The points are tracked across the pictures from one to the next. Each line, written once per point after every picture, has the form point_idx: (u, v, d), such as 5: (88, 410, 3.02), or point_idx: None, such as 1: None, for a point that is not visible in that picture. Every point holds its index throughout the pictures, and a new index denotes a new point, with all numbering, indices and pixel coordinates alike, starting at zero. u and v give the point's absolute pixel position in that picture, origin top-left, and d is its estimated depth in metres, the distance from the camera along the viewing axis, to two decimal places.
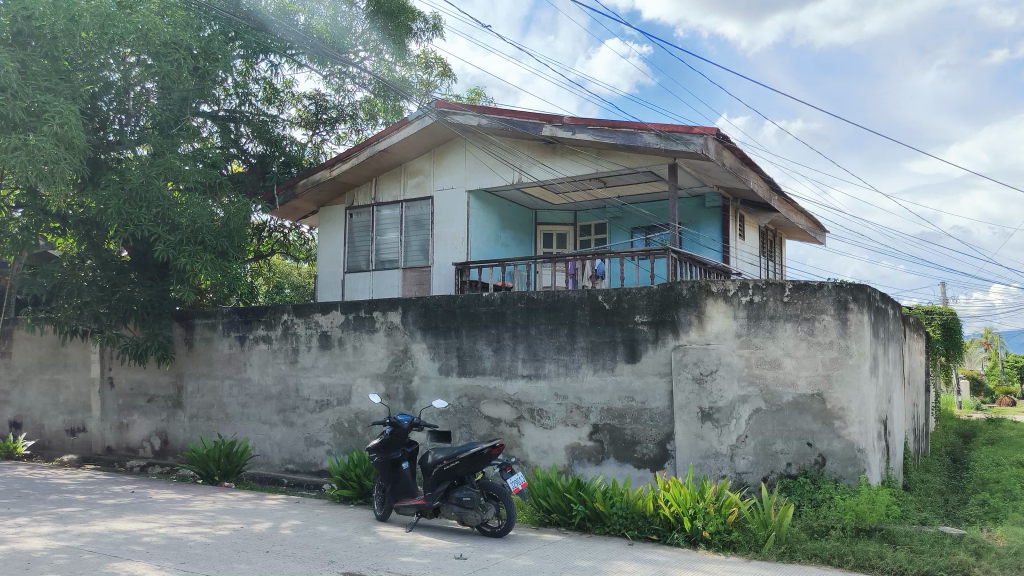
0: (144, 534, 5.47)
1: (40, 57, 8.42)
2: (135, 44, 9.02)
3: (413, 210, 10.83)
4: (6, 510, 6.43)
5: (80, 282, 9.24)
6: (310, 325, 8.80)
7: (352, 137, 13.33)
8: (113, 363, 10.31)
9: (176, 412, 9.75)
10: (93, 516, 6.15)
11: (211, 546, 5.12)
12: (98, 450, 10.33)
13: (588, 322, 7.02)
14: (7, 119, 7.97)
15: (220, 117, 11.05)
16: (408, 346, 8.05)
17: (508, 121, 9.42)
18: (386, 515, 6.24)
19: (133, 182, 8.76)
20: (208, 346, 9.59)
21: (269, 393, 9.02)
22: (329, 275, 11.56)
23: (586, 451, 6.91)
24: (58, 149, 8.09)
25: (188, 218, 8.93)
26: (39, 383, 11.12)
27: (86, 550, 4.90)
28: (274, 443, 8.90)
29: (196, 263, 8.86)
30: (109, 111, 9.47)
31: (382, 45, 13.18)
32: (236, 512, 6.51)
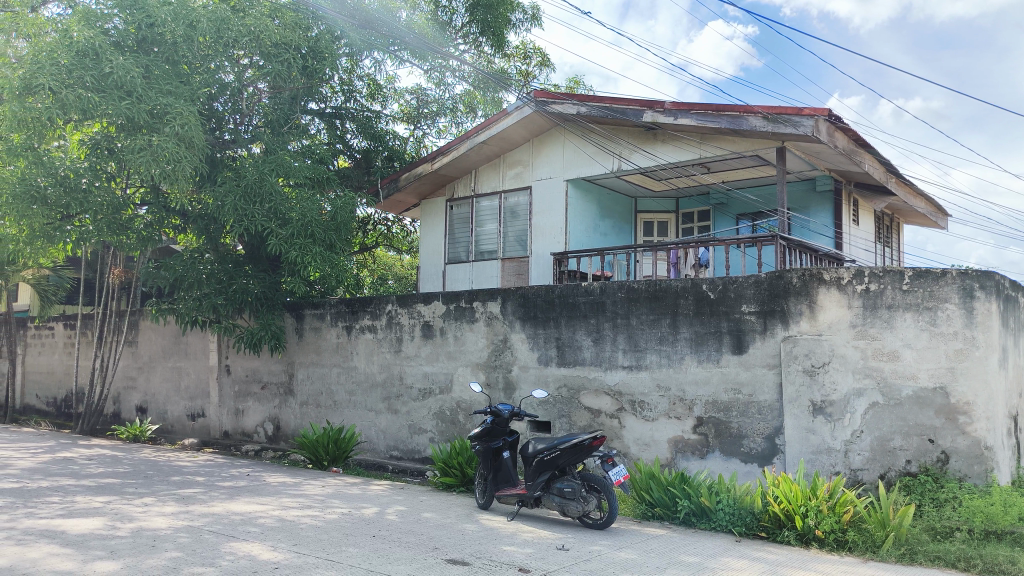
0: (259, 515, 5.72)
1: (162, 62, 9.03)
2: (248, 45, 9.47)
3: (511, 199, 10.87)
4: (136, 490, 6.87)
5: (200, 275, 9.74)
6: (413, 315, 8.97)
7: (453, 130, 13.50)
8: (230, 352, 10.85)
9: (288, 399, 10.16)
10: (212, 498, 6.49)
11: (321, 530, 5.30)
12: (217, 434, 10.91)
13: (692, 312, 6.84)
14: (133, 121, 8.63)
15: (327, 114, 11.27)
16: (508, 337, 8.08)
17: (608, 108, 9.29)
18: (488, 504, 6.30)
19: (248, 179, 9.19)
20: (317, 336, 9.94)
21: (375, 381, 9.27)
22: (430, 266, 11.76)
23: (690, 445, 6.75)
24: (179, 149, 8.58)
25: (298, 213, 9.28)
26: (163, 370, 11.84)
27: (206, 530, 5.16)
28: (380, 430, 9.15)
29: (306, 256, 9.22)
30: (224, 111, 9.93)
31: (481, 38, 13.31)
32: (344, 497, 6.73)
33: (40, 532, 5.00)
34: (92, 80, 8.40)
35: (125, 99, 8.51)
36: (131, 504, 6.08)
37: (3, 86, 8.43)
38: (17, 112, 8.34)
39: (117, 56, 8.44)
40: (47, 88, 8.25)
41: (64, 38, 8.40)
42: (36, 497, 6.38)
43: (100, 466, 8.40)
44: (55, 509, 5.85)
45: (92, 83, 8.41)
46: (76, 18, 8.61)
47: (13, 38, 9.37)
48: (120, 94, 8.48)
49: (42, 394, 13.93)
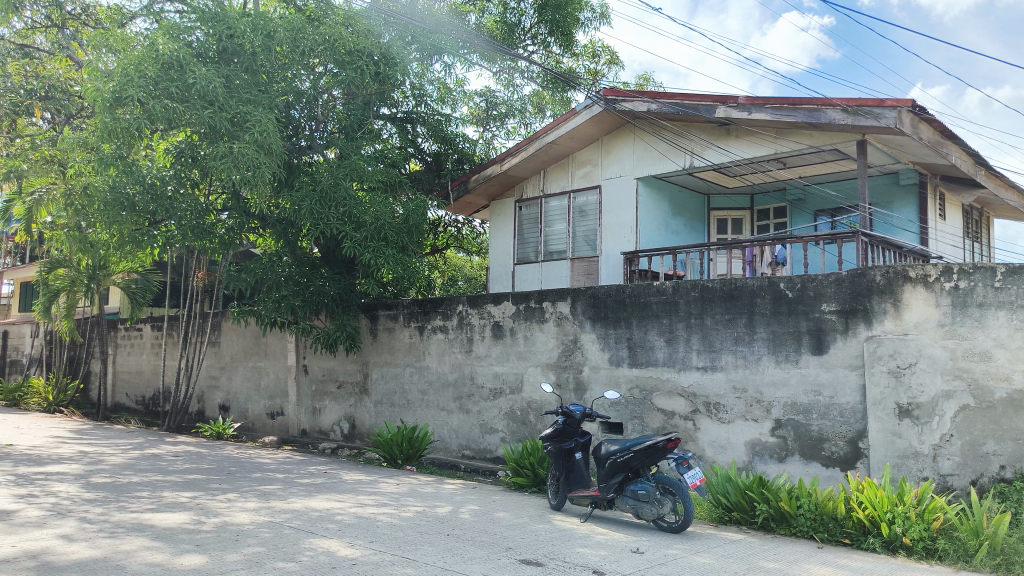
0: (336, 512, 5.85)
1: (242, 72, 9.29)
2: (323, 53, 9.72)
3: (581, 198, 10.82)
4: (220, 485, 7.12)
5: (279, 277, 9.97)
6: (484, 315, 9.02)
7: (522, 131, 13.54)
8: (307, 352, 11.14)
9: (363, 398, 10.36)
10: (292, 495, 6.66)
11: (396, 527, 5.38)
12: (295, 432, 11.21)
13: (769, 311, 6.68)
14: (215, 129, 8.93)
15: (399, 119, 11.45)
16: (578, 337, 8.04)
17: (679, 105, 9.15)
18: (561, 504, 6.28)
19: (324, 184, 9.43)
20: (391, 336, 10.11)
21: (446, 380, 9.36)
22: (500, 267, 11.81)
23: (768, 448, 6.57)
24: (259, 155, 8.85)
25: (372, 216, 9.44)
26: (245, 370, 12.24)
27: (287, 526, 5.30)
28: (452, 429, 9.23)
29: (379, 258, 9.37)
30: (301, 118, 10.19)
31: (549, 38, 13.27)
32: (418, 495, 6.82)
33: (131, 526, 5.23)
34: (176, 91, 8.77)
35: (208, 108, 8.83)
36: (215, 500, 6.30)
37: (96, 98, 8.83)
38: (108, 123, 8.71)
39: (200, 67, 8.77)
40: (136, 99, 8.62)
41: (151, 50, 8.80)
42: (127, 492, 6.68)
43: (186, 462, 8.74)
44: (146, 503, 6.12)
45: (177, 93, 8.77)
46: (162, 32, 9.04)
47: (103, 53, 9.82)
48: (203, 104, 8.80)
49: (131, 393, 14.60)
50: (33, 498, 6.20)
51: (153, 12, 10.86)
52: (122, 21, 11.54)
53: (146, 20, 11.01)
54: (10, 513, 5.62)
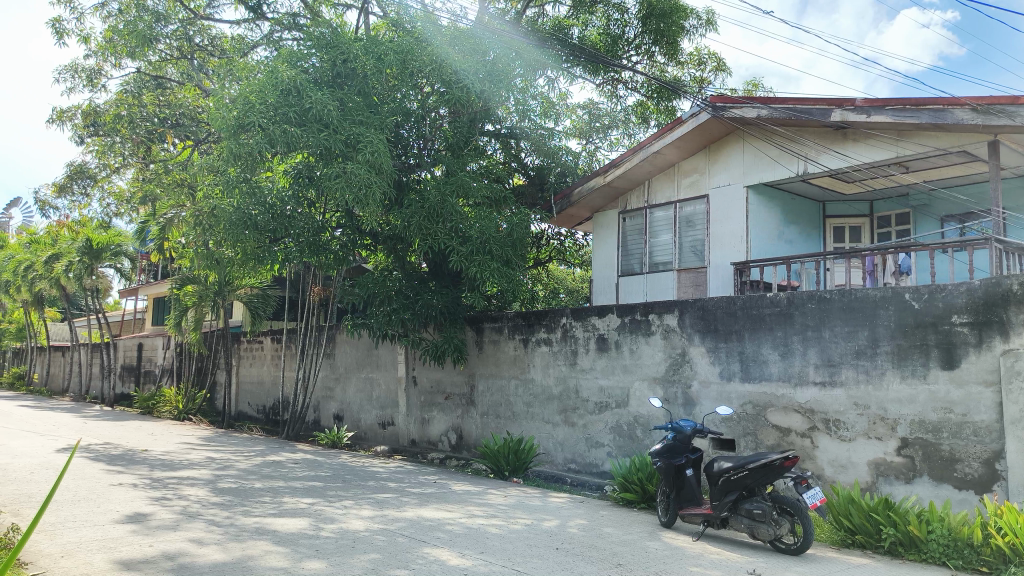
0: (447, 522, 5.94)
1: (355, 95, 9.76)
2: (430, 74, 10.03)
3: (687, 208, 10.62)
4: (336, 493, 7.37)
5: (389, 291, 10.25)
6: (588, 328, 8.99)
7: (625, 142, 13.50)
8: (416, 364, 11.42)
9: (469, 409, 10.50)
10: (405, 504, 6.82)
11: (506, 539, 5.42)
12: (405, 442, 11.48)
13: (893, 323, 6.35)
14: (329, 150, 9.33)
15: (503, 134, 11.50)
16: (687, 350, 7.88)
17: (792, 109, 8.86)
18: (672, 522, 6.15)
19: (432, 201, 9.66)
20: (496, 348, 10.22)
21: (551, 393, 9.36)
22: (605, 279, 11.75)
23: (894, 468, 6.22)
24: (370, 174, 9.16)
25: (477, 231, 9.61)
26: (357, 381, 12.65)
27: (401, 534, 5.43)
28: (557, 442, 9.20)
29: (485, 272, 9.52)
30: (410, 137, 10.45)
31: (653, 48, 13.07)
32: (526, 508, 6.84)
33: (255, 530, 5.48)
34: (294, 116, 9.25)
35: (323, 130, 9.27)
36: (332, 507, 6.53)
37: (222, 125, 9.42)
38: (233, 148, 9.30)
39: (315, 92, 9.26)
40: (258, 125, 9.16)
41: (271, 77, 9.32)
42: (251, 496, 7.02)
43: (305, 470, 9.11)
44: (268, 508, 6.41)
45: (296, 117, 9.25)
46: (281, 60, 9.58)
47: (227, 82, 10.45)
48: (318, 127, 9.25)
49: (253, 402, 15.35)
50: (167, 501, 6.61)
51: (273, 40, 11.49)
52: (245, 50, 12.27)
53: (266, 48, 11.67)
54: (147, 514, 6.02)
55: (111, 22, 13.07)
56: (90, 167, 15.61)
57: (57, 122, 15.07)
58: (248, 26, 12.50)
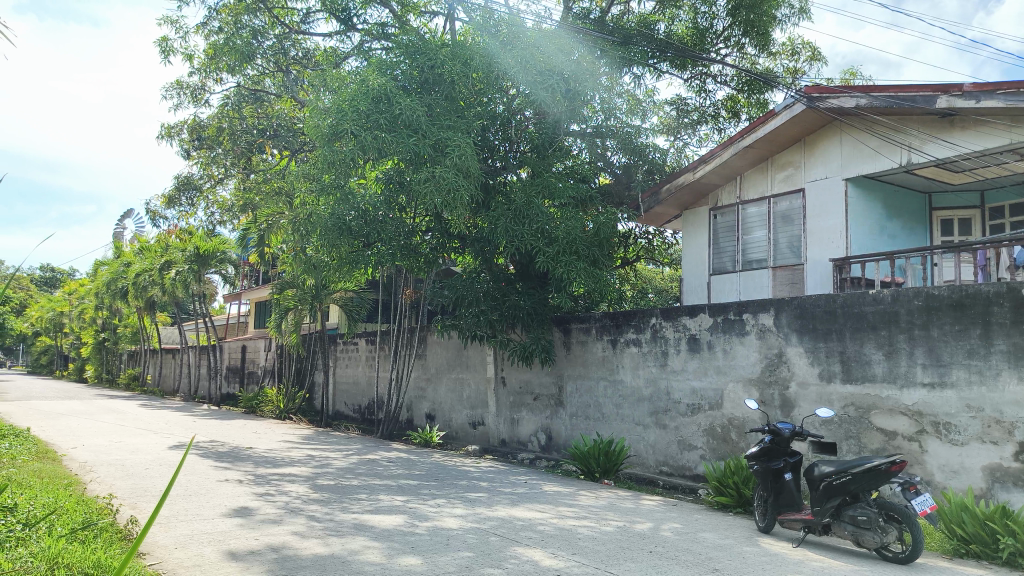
0: (540, 523, 5.95)
1: (443, 100, 9.91)
2: (516, 76, 10.13)
3: (782, 204, 10.30)
4: (430, 491, 7.51)
5: (477, 293, 10.41)
6: (679, 329, 8.84)
7: (715, 137, 13.25)
8: (505, 364, 11.51)
9: (559, 410, 10.49)
10: (497, 503, 6.88)
11: (598, 541, 5.38)
12: (495, 442, 11.56)
13: (1009, 320, 5.97)
14: (418, 154, 9.49)
15: (588, 134, 11.40)
16: (784, 351, 7.64)
17: (894, 98, 8.47)
18: (769, 527, 5.98)
19: (518, 203, 9.74)
20: (584, 349, 10.17)
21: (641, 395, 9.25)
22: (695, 278, 11.53)
23: (1011, 474, 5.84)
24: (457, 177, 9.27)
25: (564, 231, 9.61)
26: (448, 381, 12.85)
27: (493, 533, 5.48)
28: (649, 444, 9.07)
29: (572, 272, 9.46)
30: (496, 140, 10.54)
31: (743, 40, 12.75)
32: (619, 510, 6.78)
33: (354, 526, 5.64)
34: (385, 122, 9.49)
35: (412, 136, 9.47)
36: (427, 505, 6.65)
37: (317, 134, 9.78)
38: (327, 155, 9.65)
39: (405, 99, 9.49)
40: (351, 132, 9.45)
41: (363, 86, 9.61)
42: (349, 494, 7.22)
43: (399, 468, 9.32)
44: (366, 505, 6.59)
45: (386, 124, 9.49)
46: (372, 68, 9.87)
47: (321, 92, 10.80)
48: (408, 132, 9.45)
49: (349, 402, 15.83)
50: (270, 496, 6.89)
51: (363, 50, 11.82)
52: (338, 61, 12.70)
53: (357, 58, 12.00)
54: (252, 509, 6.28)
55: (212, 39, 13.72)
56: (195, 178, 16.42)
57: (165, 137, 15.94)
58: (339, 38, 12.88)
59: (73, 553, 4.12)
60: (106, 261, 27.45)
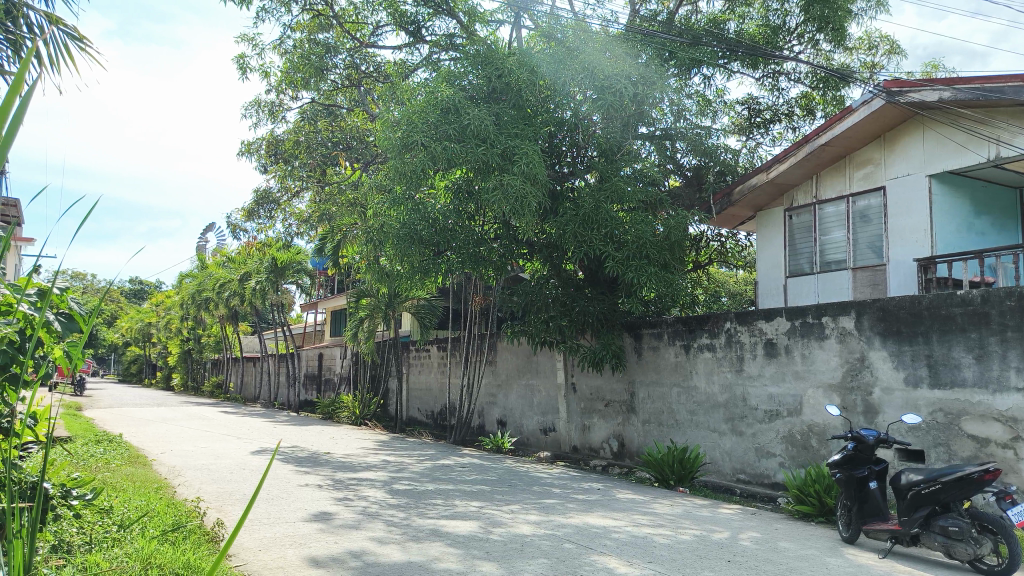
0: (614, 530, 5.91)
1: (511, 108, 10.02)
2: (583, 81, 10.10)
3: (861, 203, 9.96)
4: (504, 497, 7.54)
5: (546, 299, 10.45)
6: (755, 333, 8.65)
7: (789, 135, 12.93)
8: (575, 370, 11.48)
9: (631, 416, 10.38)
10: (570, 510, 6.86)
11: (675, 550, 5.30)
12: (567, 449, 11.51)
13: None
14: (487, 164, 9.59)
15: (658, 136, 11.20)
16: (866, 355, 7.38)
17: (979, 89, 8.17)
18: (854, 537, 5.78)
19: (587, 208, 9.72)
20: (656, 354, 10.04)
21: (716, 401, 9.07)
22: (771, 281, 11.26)
23: None
24: (526, 185, 9.29)
25: (633, 235, 9.56)
26: (519, 387, 12.88)
27: (568, 540, 5.46)
28: (725, 451, 8.87)
29: (642, 276, 9.41)
30: (564, 146, 10.55)
31: (817, 35, 12.39)
32: (695, 518, 6.66)
33: (429, 531, 5.71)
34: (454, 132, 9.61)
35: (481, 145, 9.55)
36: (501, 511, 6.68)
37: (389, 146, 9.99)
38: (399, 167, 9.87)
39: (473, 109, 9.60)
40: (421, 143, 9.62)
41: (432, 98, 9.76)
42: (424, 498, 7.32)
43: (473, 473, 9.39)
44: (440, 510, 6.66)
45: (455, 134, 9.61)
46: (441, 80, 10.04)
47: (392, 105, 11.01)
48: (476, 142, 9.54)
49: (421, 408, 16.02)
50: (348, 501, 7.04)
51: (432, 62, 12.00)
52: (407, 73, 12.91)
53: (427, 69, 12.18)
54: (332, 513, 6.43)
55: (287, 56, 14.15)
56: (273, 193, 16.89)
57: (244, 153, 16.49)
58: (408, 50, 13.10)
59: (165, 553, 4.30)
60: (191, 272, 28.57)
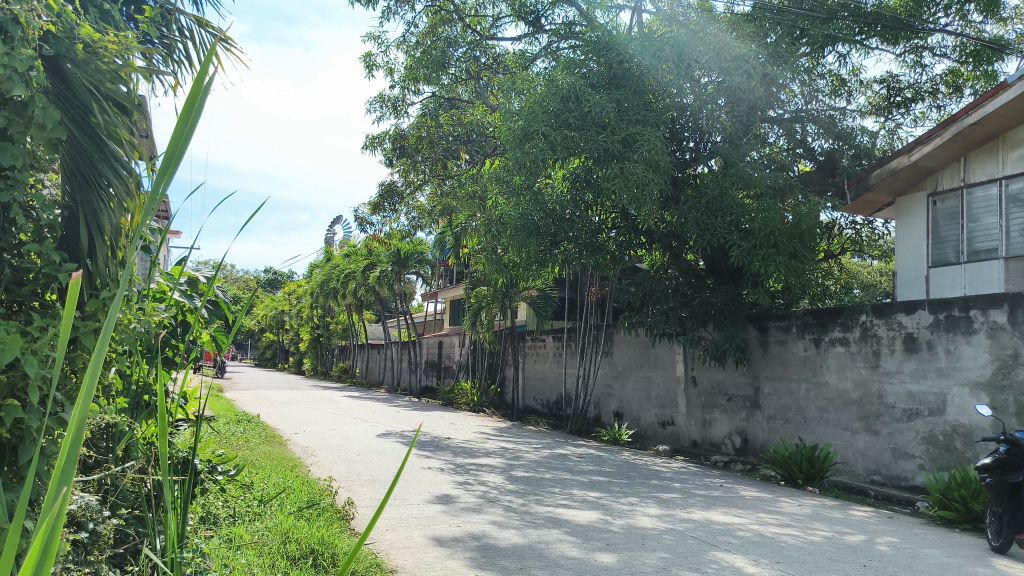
0: (739, 528, 5.72)
1: (633, 94, 9.85)
2: (709, 64, 9.74)
3: (1014, 185, 9.17)
4: (623, 489, 7.47)
5: (666, 290, 10.27)
6: (893, 327, 8.16)
7: (933, 115, 12.06)
8: (696, 363, 11.22)
9: (755, 412, 10.03)
10: (692, 505, 6.71)
11: (805, 551, 5.07)
12: (687, 443, 11.26)
13: None
14: (607, 152, 9.52)
15: (786, 120, 10.70)
16: (1020, 351, 6.81)
17: None
18: (1004, 547, 5.34)
19: (711, 195, 9.46)
20: (783, 348, 9.65)
21: (849, 398, 8.61)
22: (910, 272, 10.57)
23: None
24: (647, 172, 9.13)
25: (760, 223, 9.21)
26: (636, 379, 12.72)
27: (690, 536, 5.34)
28: (858, 451, 8.42)
29: (769, 266, 9.06)
30: (686, 131, 10.36)
31: (966, 5, 11.45)
32: (826, 520, 6.37)
33: (549, 519, 5.73)
34: (575, 120, 9.60)
35: (601, 133, 9.50)
36: (620, 502, 6.62)
37: (508, 136, 10.06)
38: (519, 156, 9.93)
39: (594, 95, 9.53)
40: (541, 132, 9.64)
41: (552, 86, 9.80)
42: (543, 486, 7.37)
43: (590, 464, 9.35)
44: (559, 499, 6.68)
45: (576, 121, 9.61)
46: (561, 68, 10.05)
47: (511, 95, 11.07)
48: (597, 130, 9.52)
49: (537, 397, 16.12)
50: (469, 485, 7.18)
51: (551, 51, 11.97)
52: (526, 63, 12.95)
53: (546, 59, 12.18)
54: (453, 496, 6.58)
55: (410, 52, 14.49)
56: (397, 186, 17.31)
57: (370, 148, 17.03)
58: (528, 41, 13.14)
59: (301, 529, 4.53)
60: (320, 262, 29.93)
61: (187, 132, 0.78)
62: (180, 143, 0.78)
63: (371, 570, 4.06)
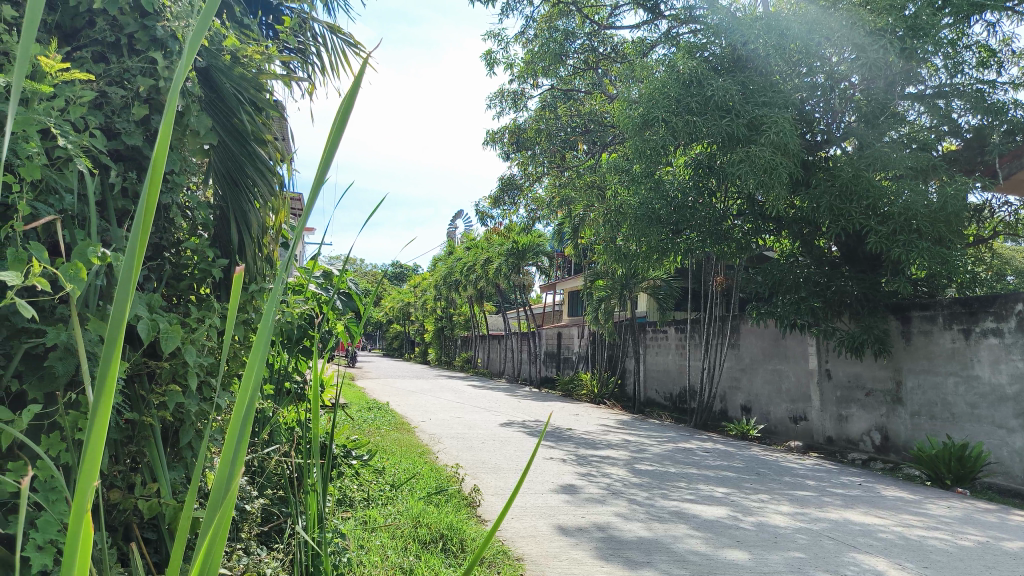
0: (880, 529, 5.42)
1: (756, 78, 9.53)
2: (841, 40, 9.20)
3: None
4: (752, 485, 7.24)
5: (797, 279, 9.85)
6: None
7: None
8: (830, 356, 10.71)
9: (896, 408, 9.46)
10: (828, 504, 6.42)
11: (954, 556, 4.74)
12: (821, 440, 10.78)
13: None
14: (731, 136, 9.23)
15: (928, 95, 9.99)
16: None
17: None
18: None
19: (845, 177, 8.91)
20: (928, 339, 9.02)
21: (1004, 394, 7.97)
22: None
23: None
24: (775, 155, 8.71)
25: (901, 207, 8.68)
26: (765, 372, 12.28)
27: (826, 536, 5.11)
28: (1014, 451, 7.78)
29: (911, 252, 8.56)
30: (817, 112, 9.84)
31: None
32: (978, 524, 5.92)
33: (675, 514, 5.64)
34: (696, 105, 9.39)
35: (724, 117, 9.23)
36: (750, 499, 6.42)
37: (628, 124, 10.05)
38: (639, 144, 9.84)
39: (716, 79, 9.29)
40: (661, 119, 9.56)
41: (672, 72, 9.64)
42: (668, 480, 7.26)
43: (717, 458, 9.13)
44: (686, 493, 6.56)
45: (697, 107, 9.38)
46: (682, 53, 9.89)
47: (630, 85, 10.94)
48: (721, 114, 9.22)
49: (659, 390, 15.88)
50: (593, 477, 7.18)
51: (671, 37, 11.73)
52: (645, 51, 12.75)
53: (666, 46, 11.97)
54: (578, 487, 6.60)
55: (528, 46, 14.58)
56: (516, 179, 17.50)
57: (489, 143, 17.24)
58: (647, 28, 12.90)
59: (431, 513, 4.68)
60: (443, 256, 30.68)
61: (342, 131, 0.81)
62: (331, 145, 0.81)
63: (499, 557, 4.14)
